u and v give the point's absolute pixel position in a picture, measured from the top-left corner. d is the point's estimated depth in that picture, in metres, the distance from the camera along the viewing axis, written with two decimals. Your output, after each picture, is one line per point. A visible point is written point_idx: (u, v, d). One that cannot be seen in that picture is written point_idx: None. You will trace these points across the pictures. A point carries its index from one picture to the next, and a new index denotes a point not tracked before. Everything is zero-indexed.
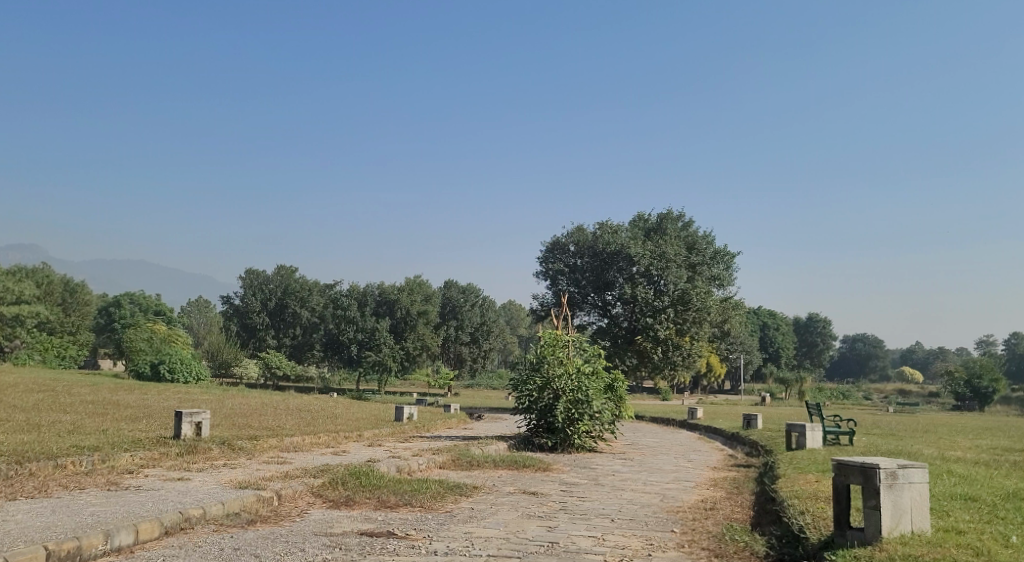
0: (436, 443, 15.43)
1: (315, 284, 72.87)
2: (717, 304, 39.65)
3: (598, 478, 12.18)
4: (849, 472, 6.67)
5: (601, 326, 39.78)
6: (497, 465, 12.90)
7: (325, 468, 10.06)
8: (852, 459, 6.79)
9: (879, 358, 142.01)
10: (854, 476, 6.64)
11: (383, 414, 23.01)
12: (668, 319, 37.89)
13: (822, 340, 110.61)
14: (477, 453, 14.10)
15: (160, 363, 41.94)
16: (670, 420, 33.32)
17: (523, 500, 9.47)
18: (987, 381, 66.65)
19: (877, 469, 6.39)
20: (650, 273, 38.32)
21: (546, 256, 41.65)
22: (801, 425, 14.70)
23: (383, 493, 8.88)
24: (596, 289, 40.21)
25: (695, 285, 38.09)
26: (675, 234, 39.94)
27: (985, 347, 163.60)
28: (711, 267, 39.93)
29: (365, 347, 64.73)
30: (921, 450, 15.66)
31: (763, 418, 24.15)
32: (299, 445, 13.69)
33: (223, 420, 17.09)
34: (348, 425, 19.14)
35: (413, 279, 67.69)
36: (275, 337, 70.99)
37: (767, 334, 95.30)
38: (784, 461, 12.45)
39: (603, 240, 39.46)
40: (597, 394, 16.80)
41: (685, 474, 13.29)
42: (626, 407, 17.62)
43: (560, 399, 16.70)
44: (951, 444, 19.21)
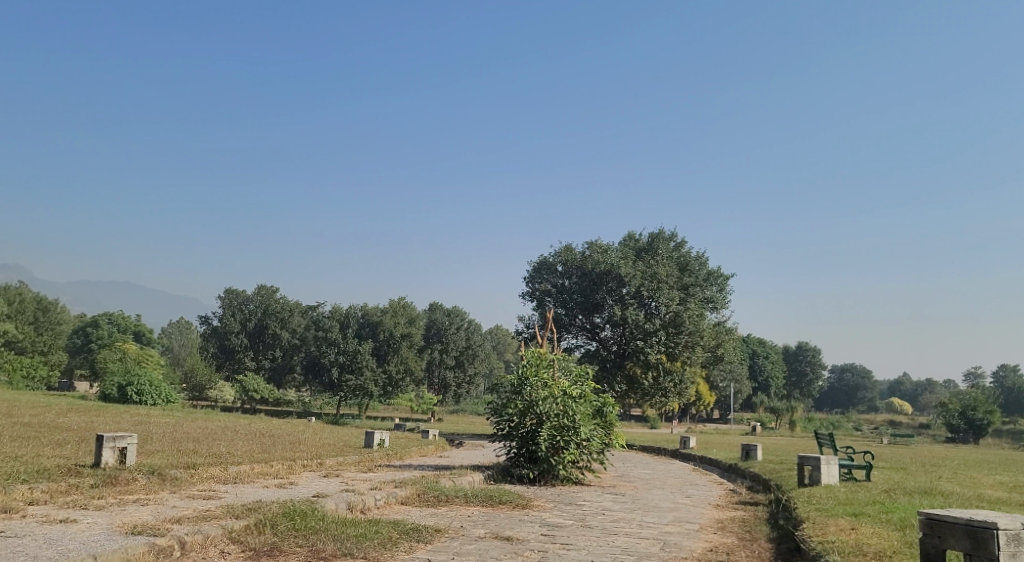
0: (403, 473, 13.65)
1: (297, 305, 70.93)
2: (710, 328, 38.15)
3: (586, 518, 10.47)
4: (952, 534, 5.85)
5: (589, 350, 38.14)
6: (469, 500, 11.15)
7: (257, 504, 8.33)
8: (949, 515, 5.97)
9: (867, 388, 140.65)
10: (958, 540, 5.82)
11: (352, 440, 21.23)
12: (658, 343, 36.35)
13: (811, 369, 109.26)
14: (448, 486, 12.31)
15: (127, 385, 39.77)
16: (662, 449, 31.62)
17: (494, 549, 7.75)
18: (981, 412, 65.12)
19: (996, 532, 5.60)
20: (640, 295, 36.75)
21: (533, 276, 40.09)
22: (815, 458, 13.06)
23: (320, 539, 7.16)
24: (585, 311, 38.65)
25: (688, 308, 36.63)
26: (667, 254, 38.45)
27: (973, 378, 162.91)
28: (703, 289, 38.52)
29: (346, 370, 62.94)
30: (945, 487, 14.09)
31: (762, 448, 22.51)
32: (243, 475, 11.95)
33: (168, 446, 15.30)
34: (309, 452, 17.33)
35: (398, 301, 65.94)
36: (254, 359, 68.93)
37: (756, 363, 93.85)
38: (802, 501, 10.78)
39: (592, 260, 37.91)
40: (585, 420, 15.12)
41: (685, 513, 11.61)
42: (616, 434, 15.95)
43: (543, 426, 15.00)
44: (969, 481, 17.62)
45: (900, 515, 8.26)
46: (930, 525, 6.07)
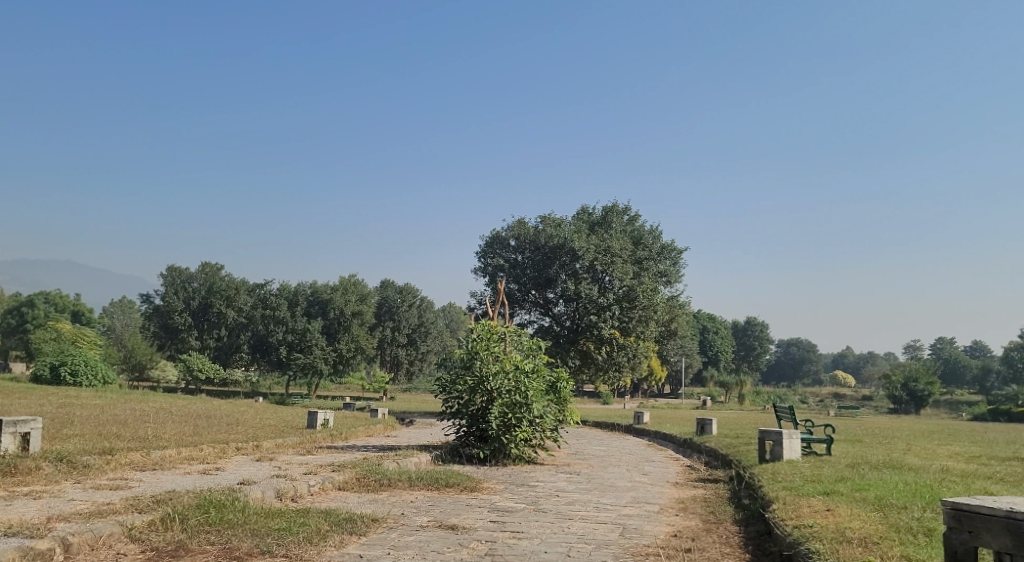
0: (344, 455, 12.74)
1: (242, 282, 69.12)
2: (664, 303, 37.78)
3: (539, 501, 9.71)
4: (987, 529, 4.77)
5: (542, 325, 37.48)
6: (414, 484, 10.32)
7: (169, 495, 7.42)
8: (981, 503, 4.87)
9: (814, 362, 143.14)
10: (994, 535, 4.75)
11: (295, 421, 20.23)
12: (612, 318, 35.84)
13: (759, 344, 110.50)
14: (391, 469, 11.45)
15: (61, 366, 38.03)
16: (616, 425, 31.20)
17: (435, 541, 6.96)
18: (924, 383, 66.34)
19: None
20: (594, 269, 36.15)
21: (485, 250, 39.25)
22: (776, 432, 12.47)
23: (236, 536, 6.30)
24: (538, 286, 37.97)
25: (642, 282, 36.19)
26: (621, 228, 37.90)
27: (913, 351, 166.90)
28: (657, 263, 38.13)
29: (295, 348, 61.54)
30: (907, 459, 13.69)
31: (717, 422, 22.07)
32: (165, 460, 10.97)
33: (90, 430, 14.19)
34: (245, 434, 16.33)
35: (348, 278, 64.60)
36: (198, 338, 67.08)
37: (706, 337, 94.48)
38: (766, 479, 10.15)
39: (545, 233, 37.16)
40: (538, 396, 14.39)
41: (644, 493, 10.96)
42: (570, 410, 15.26)
43: (494, 403, 14.23)
44: (926, 452, 17.33)
45: (881, 494, 7.61)
46: (955, 516, 4.96)
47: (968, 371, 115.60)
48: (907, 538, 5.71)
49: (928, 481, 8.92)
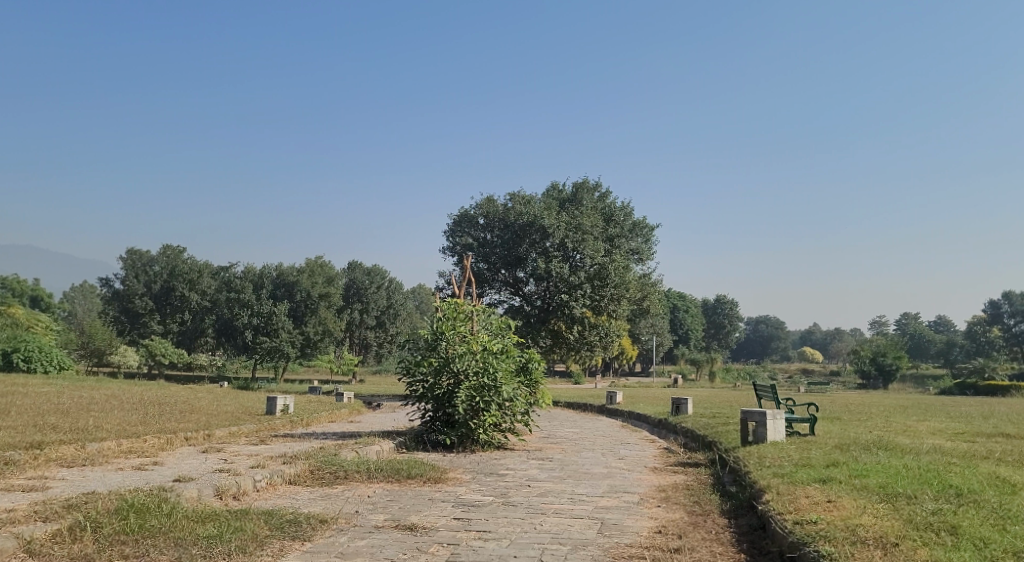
0: (298, 445, 11.85)
1: (206, 264, 67.46)
2: (636, 281, 37.17)
3: (508, 494, 8.90)
4: None
5: (513, 305, 36.68)
6: (372, 476, 9.46)
7: (86, 498, 6.50)
8: None
9: (782, 338, 143.96)
10: None
11: (254, 408, 19.24)
12: (584, 296, 35.14)
13: (729, 321, 110.80)
14: (349, 458, 10.60)
15: (12, 352, 36.54)
16: (588, 406, 30.54)
17: (391, 546, 6.13)
18: (891, 358, 66.59)
19: None
20: (565, 247, 35.39)
21: (453, 229, 38.30)
22: (759, 413, 11.77)
23: (156, 548, 5.44)
24: (508, 265, 37.15)
25: (614, 259, 35.51)
26: (592, 205, 37.16)
27: (878, 327, 168.99)
28: (628, 240, 37.51)
29: (261, 332, 60.03)
30: (893, 438, 13.10)
31: (693, 402, 21.44)
32: (100, 454, 10.01)
33: (25, 421, 13.15)
34: (197, 422, 15.36)
35: (315, 260, 63.24)
36: (161, 323, 65.47)
37: (676, 316, 94.39)
38: (753, 464, 9.43)
39: (514, 211, 36.27)
40: (507, 378, 13.58)
41: (621, 481, 10.19)
42: (542, 393, 14.48)
43: (461, 385, 13.40)
44: (908, 429, 16.82)
45: (888, 483, 6.90)
46: None
47: (932, 345, 116.91)
48: (939, 534, 5.06)
49: (928, 464, 8.25)
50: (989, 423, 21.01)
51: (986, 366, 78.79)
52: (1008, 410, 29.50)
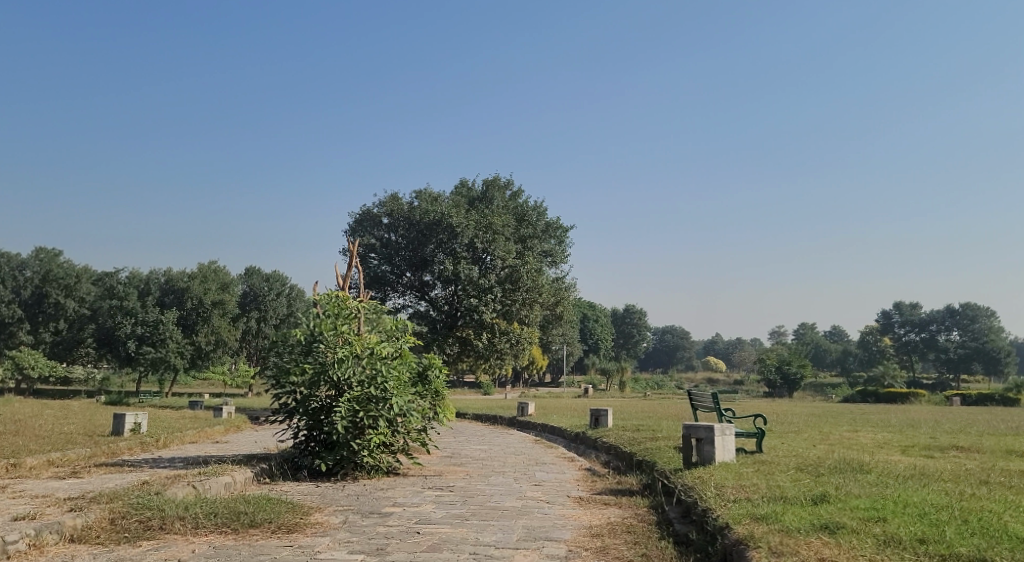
0: (121, 478, 9.11)
1: (85, 270, 62.42)
2: (549, 285, 35.18)
3: (387, 549, 6.41)
4: None
5: (418, 311, 34.14)
6: (199, 526, 6.88)
7: None
8: None
9: (686, 347, 145.38)
10: None
11: (99, 428, 16.14)
12: (494, 301, 32.91)
13: (637, 331, 110.51)
14: (180, 497, 7.99)
15: None
16: (497, 417, 28.21)
17: None
18: (796, 366, 66.65)
19: None
20: (474, 248, 33.05)
21: (354, 228, 35.38)
22: (706, 428, 9.64)
23: None
24: (413, 267, 34.59)
25: (526, 262, 33.42)
26: (503, 204, 34.95)
27: (778, 337, 173.11)
28: (541, 242, 35.51)
29: (146, 342, 54.82)
30: (853, 455, 11.18)
31: (613, 413, 19.35)
32: None
33: None
34: (8, 448, 12.29)
35: (207, 265, 59.20)
36: (31, 333, 60.12)
37: (585, 325, 93.15)
38: (713, 498, 7.20)
39: (420, 209, 33.70)
40: (401, 389, 11.08)
41: (540, 521, 7.85)
42: (444, 405, 12.03)
43: (342, 398, 10.80)
44: (850, 442, 15.09)
45: (930, 536, 4.79)
46: None
47: (830, 353, 119.66)
48: None
49: (942, 495, 6.26)
50: (922, 431, 19.59)
51: (883, 374, 80.33)
52: (926, 417, 28.66)
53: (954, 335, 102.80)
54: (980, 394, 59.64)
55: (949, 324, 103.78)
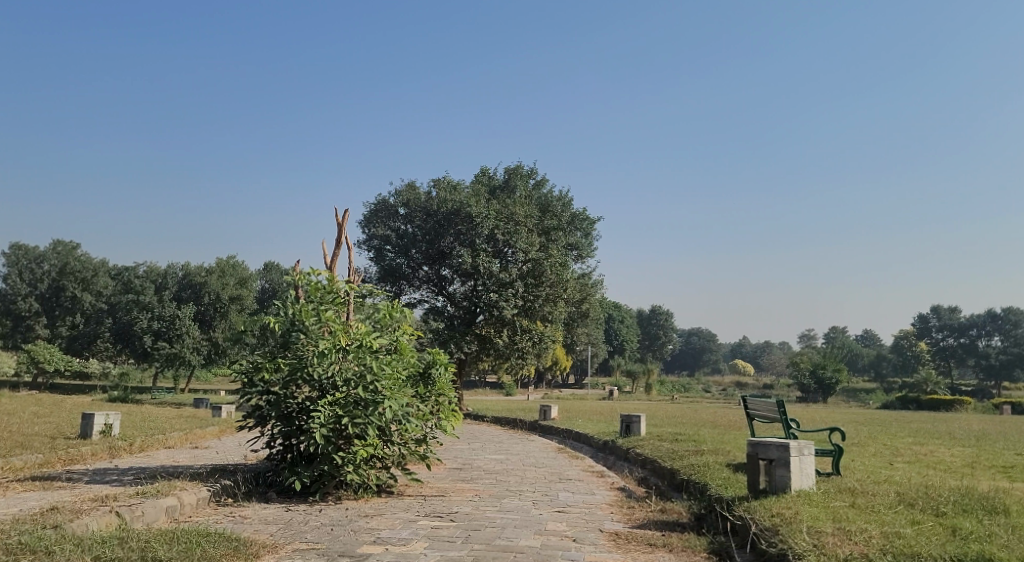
0: (36, 499, 7.21)
1: (102, 264, 61.28)
2: (575, 280, 33.08)
3: None
4: None
5: (434, 306, 32.23)
6: None
7: None
8: None
9: (712, 350, 142.20)
10: None
11: (67, 430, 14.31)
12: (515, 296, 30.90)
13: (663, 332, 107.98)
14: (91, 532, 6.06)
15: None
16: (519, 421, 26.18)
17: None
18: (831, 371, 63.77)
19: None
20: (495, 239, 31.09)
21: (369, 219, 33.60)
22: (780, 448, 7.58)
23: None
24: (430, 259, 32.74)
25: (550, 255, 31.38)
26: (526, 194, 32.92)
27: (807, 340, 169.49)
28: (567, 234, 33.43)
29: (162, 338, 53.20)
30: (953, 483, 9.07)
31: (646, 420, 17.22)
32: None
33: None
34: None
35: (226, 260, 57.69)
36: (48, 327, 59.20)
37: (611, 326, 90.71)
38: (813, 553, 5.17)
39: (439, 198, 31.81)
40: (397, 389, 9.06)
41: None
42: (450, 412, 10.01)
43: (323, 402, 8.80)
44: (925, 460, 12.89)
45: None
46: None
47: (861, 357, 116.18)
48: None
49: None
50: (996, 447, 17.29)
51: (922, 379, 77.02)
52: (986, 428, 26.19)
53: (993, 341, 98.99)
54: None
55: (988, 330, 100.04)
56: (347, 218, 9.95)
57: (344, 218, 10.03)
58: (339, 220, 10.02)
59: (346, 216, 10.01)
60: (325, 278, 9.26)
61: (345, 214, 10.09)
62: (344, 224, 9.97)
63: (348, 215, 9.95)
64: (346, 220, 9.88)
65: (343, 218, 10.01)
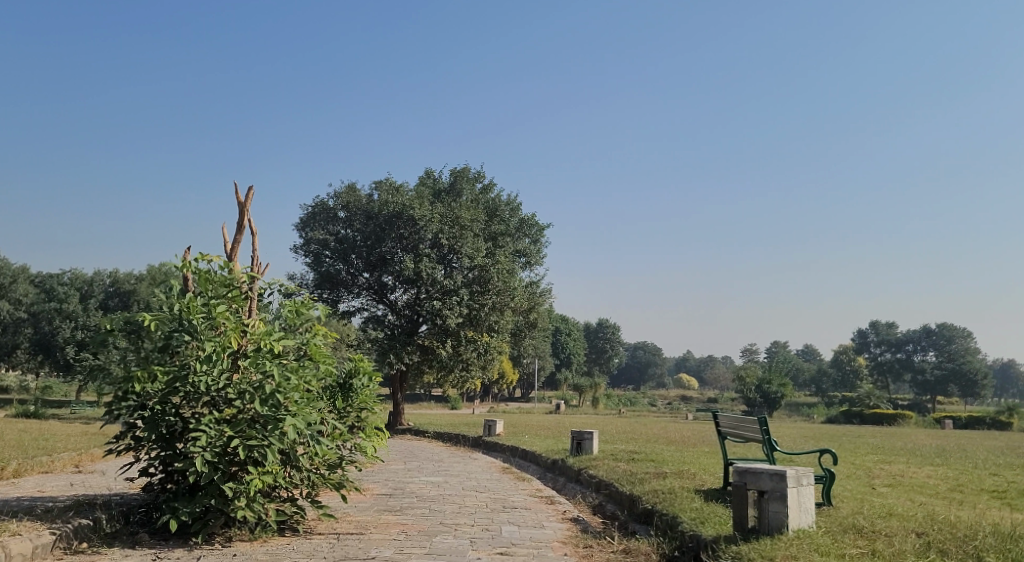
0: None
1: (22, 269, 57.28)
2: (522, 289, 31.65)
3: None
4: None
5: (374, 315, 30.38)
6: None
7: None
8: None
9: (657, 364, 142.12)
10: None
11: None
12: (460, 304, 29.30)
13: (609, 346, 107.30)
14: None
15: None
16: (462, 436, 24.51)
17: None
18: (776, 385, 63.34)
19: None
20: (439, 244, 29.45)
21: (306, 222, 31.59)
22: (773, 478, 6.12)
23: None
24: (370, 266, 30.96)
25: (496, 262, 29.89)
26: (472, 198, 31.37)
27: (749, 355, 171.20)
28: (514, 241, 31.99)
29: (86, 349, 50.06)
30: (963, 514, 7.73)
31: (599, 437, 15.78)
32: None
33: None
34: None
35: (158, 267, 54.88)
36: None
37: (558, 339, 89.48)
38: None
39: (380, 201, 30.02)
40: (304, 403, 7.37)
41: None
42: (370, 431, 8.39)
43: (208, 418, 7.02)
44: (907, 483, 11.70)
45: None
46: None
47: (803, 373, 117.11)
48: None
49: None
50: (966, 466, 16.27)
51: (865, 394, 77.29)
52: (941, 444, 25.45)
53: (929, 356, 100.51)
54: (969, 416, 56.81)
55: (925, 345, 101.54)
56: (250, 197, 8.29)
57: (247, 198, 8.36)
58: (239, 199, 8.36)
59: (249, 195, 8.35)
60: (224, 265, 7.46)
61: (247, 194, 8.43)
62: (246, 204, 8.30)
63: (252, 193, 8.29)
64: (250, 197, 8.23)
65: (246, 195, 8.35)
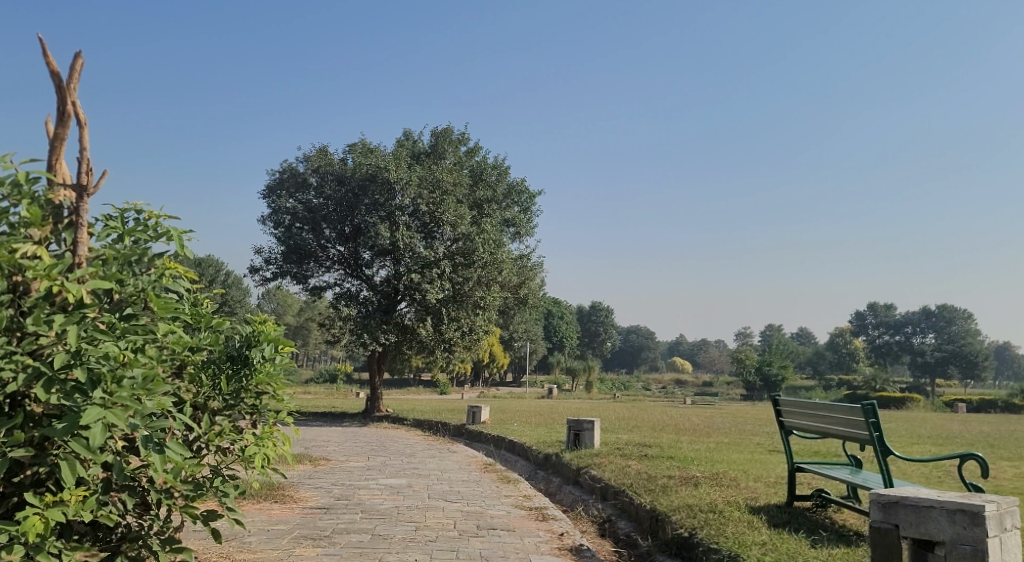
0: None
1: None
2: (511, 262, 28.74)
3: None
4: None
5: (347, 292, 27.41)
6: None
7: None
8: None
9: (651, 348, 139.52)
10: None
11: None
12: (440, 278, 26.30)
13: (604, 329, 104.79)
14: None
15: None
16: (443, 424, 21.73)
17: None
18: (776, 367, 60.36)
19: None
20: (419, 211, 26.50)
21: (272, 189, 28.55)
22: (945, 515, 4.16)
23: None
24: (344, 238, 28.02)
25: (482, 231, 26.98)
26: (455, 161, 28.39)
27: (742, 337, 169.04)
28: (501, 208, 29.06)
29: None
30: None
31: (600, 427, 12.97)
32: None
33: None
34: None
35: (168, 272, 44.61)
36: None
37: (550, 322, 86.85)
38: None
39: (353, 163, 27.06)
40: (135, 388, 4.52)
41: None
42: (261, 433, 5.62)
43: None
44: (1010, 487, 8.89)
45: None
46: None
47: (801, 355, 114.55)
48: None
49: None
50: None
51: (868, 379, 74.50)
52: (976, 431, 22.64)
53: (929, 338, 97.82)
54: (981, 400, 53.91)
55: (925, 327, 98.91)
56: (76, 70, 5.36)
57: (72, 74, 5.42)
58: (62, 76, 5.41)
59: (75, 70, 5.40)
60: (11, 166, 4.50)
61: (75, 69, 5.49)
62: (69, 83, 5.36)
63: (79, 63, 5.36)
64: (75, 65, 5.27)
65: (72, 68, 5.41)
